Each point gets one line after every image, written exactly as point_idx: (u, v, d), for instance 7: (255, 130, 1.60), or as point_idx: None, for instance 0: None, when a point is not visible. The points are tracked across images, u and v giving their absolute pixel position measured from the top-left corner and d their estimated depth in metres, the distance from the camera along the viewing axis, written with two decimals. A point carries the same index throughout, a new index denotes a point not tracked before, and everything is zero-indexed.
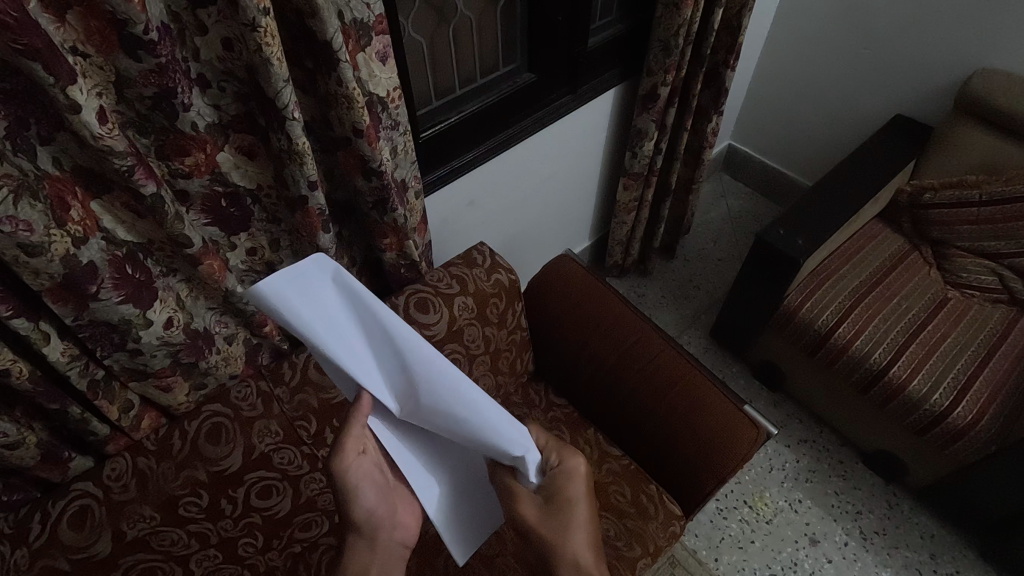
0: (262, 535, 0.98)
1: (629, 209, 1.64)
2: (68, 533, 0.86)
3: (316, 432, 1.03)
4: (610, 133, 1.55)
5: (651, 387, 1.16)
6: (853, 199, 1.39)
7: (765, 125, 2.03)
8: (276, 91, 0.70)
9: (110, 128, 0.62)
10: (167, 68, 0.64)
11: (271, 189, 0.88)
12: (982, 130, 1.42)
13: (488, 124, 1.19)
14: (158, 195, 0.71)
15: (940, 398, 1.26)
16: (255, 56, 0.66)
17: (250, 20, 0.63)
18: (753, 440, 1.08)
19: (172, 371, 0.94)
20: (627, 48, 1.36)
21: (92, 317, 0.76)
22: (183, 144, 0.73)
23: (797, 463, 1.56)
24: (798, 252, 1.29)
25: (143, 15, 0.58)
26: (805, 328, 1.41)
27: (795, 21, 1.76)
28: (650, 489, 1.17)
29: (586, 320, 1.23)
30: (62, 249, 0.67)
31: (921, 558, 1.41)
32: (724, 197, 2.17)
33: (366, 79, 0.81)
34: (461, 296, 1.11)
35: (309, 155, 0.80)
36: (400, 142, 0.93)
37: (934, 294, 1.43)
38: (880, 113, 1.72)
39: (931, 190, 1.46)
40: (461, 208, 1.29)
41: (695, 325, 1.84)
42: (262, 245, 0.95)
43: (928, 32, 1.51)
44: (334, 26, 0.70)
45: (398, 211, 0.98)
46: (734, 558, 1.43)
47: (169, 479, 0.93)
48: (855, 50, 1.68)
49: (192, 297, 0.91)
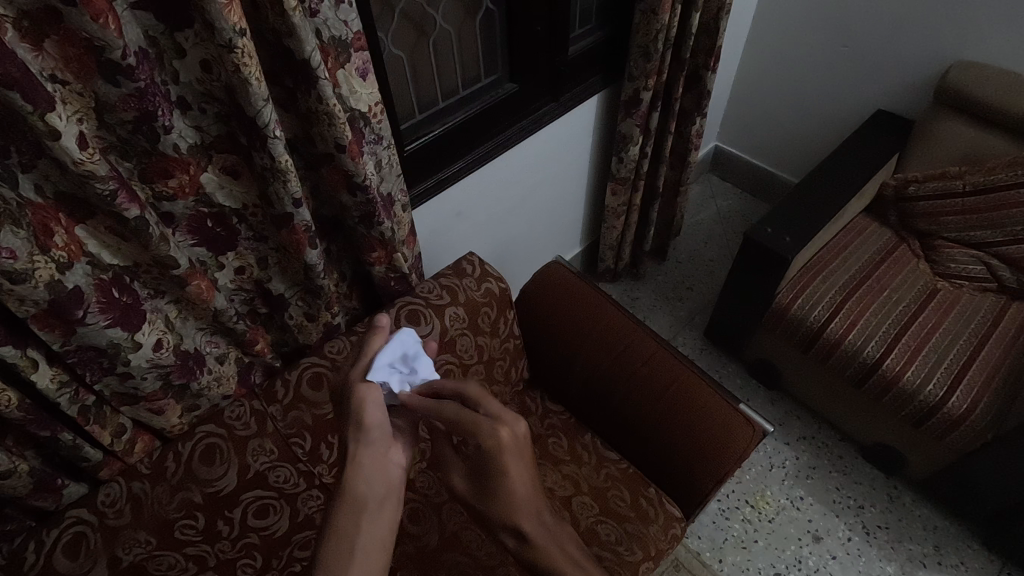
0: (260, 555, 0.96)
1: (617, 214, 1.64)
2: (63, 561, 0.85)
3: (311, 449, 1.03)
4: (595, 140, 1.56)
5: (645, 390, 1.16)
6: (838, 195, 1.40)
7: (749, 125, 2.05)
8: (255, 110, 0.71)
9: (90, 153, 0.63)
10: (146, 92, 0.64)
11: (256, 208, 0.88)
12: (961, 122, 1.43)
13: (473, 134, 1.20)
14: (142, 218, 0.71)
15: (935, 388, 1.26)
16: (234, 76, 0.67)
17: (227, 41, 0.63)
18: (750, 437, 1.08)
19: (164, 394, 0.93)
20: (607, 55, 1.38)
21: (80, 342, 0.76)
22: (166, 166, 0.73)
23: (796, 461, 1.56)
24: (786, 249, 1.30)
25: (120, 41, 0.59)
26: (798, 324, 1.41)
27: (774, 22, 1.79)
28: (649, 492, 1.17)
29: (577, 326, 1.23)
30: (47, 275, 0.67)
31: (925, 550, 1.41)
32: (713, 198, 2.19)
33: (346, 95, 0.82)
34: (452, 307, 1.12)
35: (292, 173, 0.80)
36: (385, 156, 0.94)
37: (924, 285, 1.44)
38: (862, 109, 1.74)
39: (915, 182, 1.47)
40: (449, 219, 1.29)
41: (690, 327, 1.84)
42: (250, 263, 0.95)
43: (904, 28, 1.53)
44: (311, 44, 0.71)
45: (385, 225, 0.98)
46: (738, 559, 1.42)
47: (164, 502, 0.93)
48: (833, 47, 1.70)
49: (182, 319, 0.91)
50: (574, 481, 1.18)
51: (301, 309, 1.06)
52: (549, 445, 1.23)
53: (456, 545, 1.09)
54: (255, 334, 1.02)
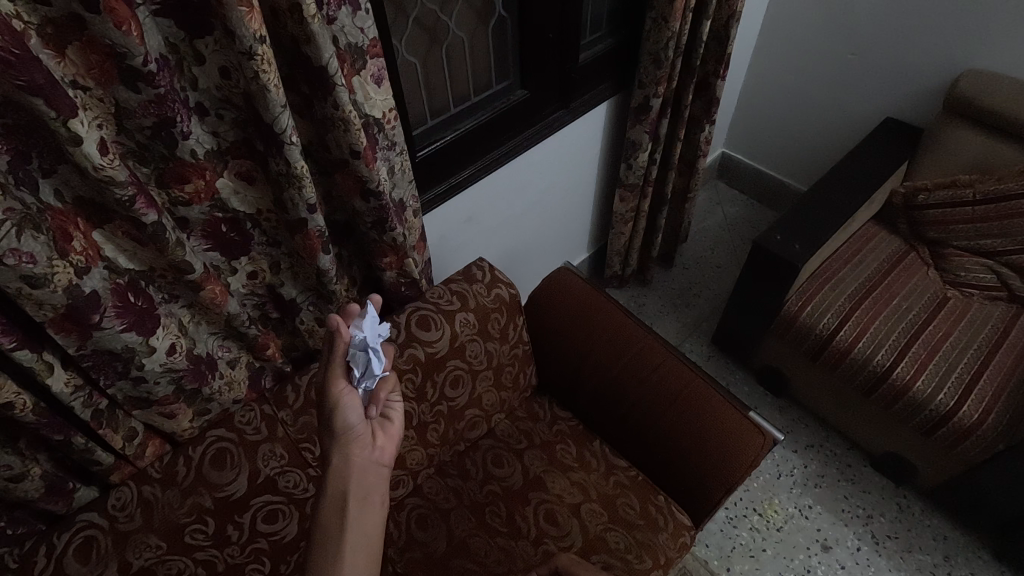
0: (268, 560, 0.97)
1: (626, 220, 1.64)
2: (74, 566, 0.85)
3: (321, 455, 1.03)
4: (605, 145, 1.57)
5: (655, 398, 1.16)
6: (848, 202, 1.40)
7: (757, 132, 2.05)
8: (273, 117, 0.71)
9: (110, 159, 0.63)
10: (166, 98, 0.65)
11: (270, 214, 0.88)
12: (971, 130, 1.43)
13: (484, 139, 1.20)
14: (159, 224, 0.72)
15: (946, 398, 1.26)
16: (253, 83, 0.67)
17: (247, 48, 0.64)
18: (759, 446, 1.08)
19: (176, 399, 0.93)
20: (617, 60, 1.38)
21: (95, 346, 0.76)
22: (183, 172, 0.73)
23: (804, 469, 1.55)
24: (796, 257, 1.29)
25: (142, 47, 0.59)
26: (807, 332, 1.41)
27: (783, 29, 1.79)
28: (657, 499, 1.16)
29: (587, 333, 1.23)
30: (65, 280, 0.67)
31: (934, 560, 1.40)
32: (720, 205, 2.18)
33: (361, 102, 0.83)
34: (462, 312, 1.12)
35: (307, 178, 0.80)
36: (398, 162, 0.94)
37: (933, 294, 1.44)
38: (871, 116, 1.74)
39: (924, 191, 1.46)
40: (459, 224, 1.29)
41: (697, 333, 1.84)
42: (263, 268, 0.95)
43: (913, 35, 1.54)
44: (329, 52, 0.71)
45: (397, 231, 0.99)
46: (746, 567, 1.41)
47: (174, 507, 0.93)
48: (840, 56, 1.70)
49: (194, 323, 0.91)
50: (583, 488, 1.17)
51: (312, 315, 1.06)
52: (558, 451, 1.23)
53: (464, 551, 1.09)
54: (266, 339, 1.02)
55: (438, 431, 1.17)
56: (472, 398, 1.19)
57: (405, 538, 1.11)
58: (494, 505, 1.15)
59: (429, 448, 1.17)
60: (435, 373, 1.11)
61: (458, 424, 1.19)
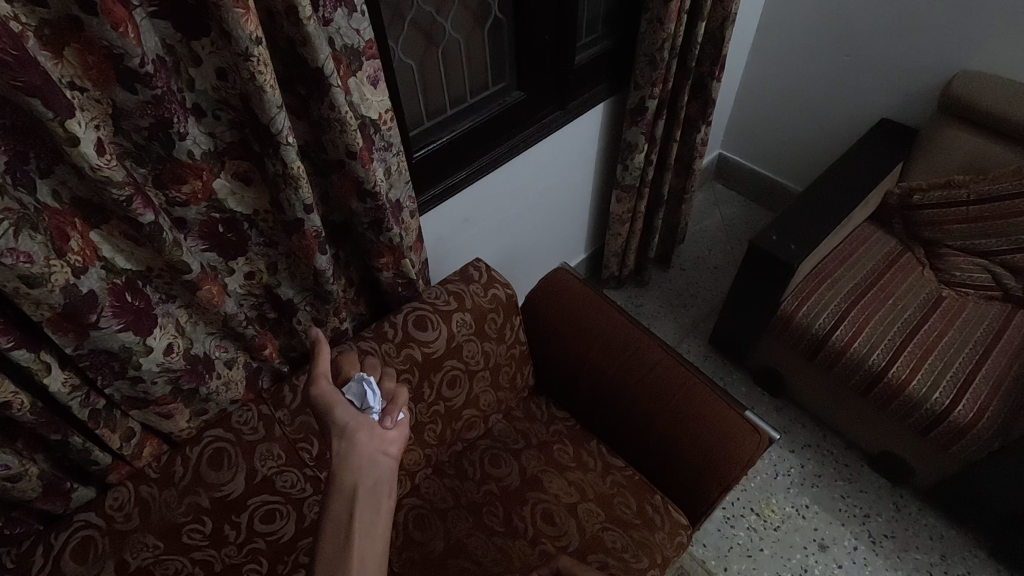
0: (266, 560, 0.97)
1: (623, 220, 1.65)
2: (72, 565, 0.85)
3: (319, 454, 1.03)
4: (601, 146, 1.57)
5: (652, 397, 1.17)
6: (843, 202, 1.41)
7: (754, 133, 2.06)
8: (270, 118, 0.72)
9: (108, 159, 0.64)
10: (163, 99, 0.65)
11: (267, 214, 0.89)
12: (966, 131, 1.44)
13: (480, 140, 1.21)
14: (157, 224, 0.72)
15: (941, 397, 1.26)
16: (249, 84, 0.68)
17: (244, 49, 0.64)
18: (755, 445, 1.08)
19: (173, 399, 0.93)
20: (613, 62, 1.39)
21: (93, 345, 0.76)
22: (180, 173, 0.74)
23: (801, 469, 1.56)
24: (792, 257, 1.30)
25: (139, 49, 0.60)
26: (803, 332, 1.41)
27: (778, 31, 1.80)
28: (655, 499, 1.17)
29: (584, 334, 1.23)
30: (63, 279, 0.68)
31: (931, 559, 1.40)
32: (717, 206, 2.19)
33: (357, 103, 0.83)
34: (459, 312, 1.12)
35: (304, 179, 0.81)
36: (394, 163, 0.95)
37: (928, 294, 1.45)
38: (865, 117, 1.75)
39: (919, 191, 1.47)
40: (456, 225, 1.30)
41: (694, 334, 1.84)
42: (260, 268, 0.96)
43: (907, 36, 1.55)
44: (325, 53, 0.72)
45: (394, 231, 0.99)
46: (744, 567, 1.41)
47: (171, 506, 0.93)
48: (835, 57, 1.72)
49: (192, 323, 0.91)
50: (580, 488, 1.17)
51: (309, 315, 1.07)
52: (556, 451, 1.23)
53: (462, 551, 1.09)
54: (263, 339, 1.03)
55: (435, 431, 1.17)
56: (469, 398, 1.19)
57: (402, 539, 1.11)
58: (492, 505, 1.15)
59: (427, 447, 1.17)
60: (432, 373, 1.12)
61: (455, 423, 1.20)
